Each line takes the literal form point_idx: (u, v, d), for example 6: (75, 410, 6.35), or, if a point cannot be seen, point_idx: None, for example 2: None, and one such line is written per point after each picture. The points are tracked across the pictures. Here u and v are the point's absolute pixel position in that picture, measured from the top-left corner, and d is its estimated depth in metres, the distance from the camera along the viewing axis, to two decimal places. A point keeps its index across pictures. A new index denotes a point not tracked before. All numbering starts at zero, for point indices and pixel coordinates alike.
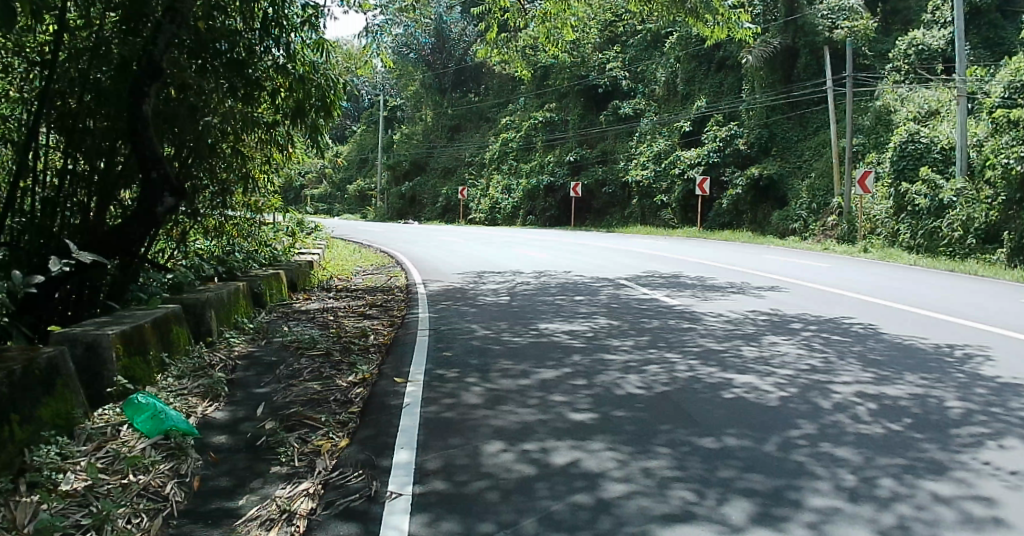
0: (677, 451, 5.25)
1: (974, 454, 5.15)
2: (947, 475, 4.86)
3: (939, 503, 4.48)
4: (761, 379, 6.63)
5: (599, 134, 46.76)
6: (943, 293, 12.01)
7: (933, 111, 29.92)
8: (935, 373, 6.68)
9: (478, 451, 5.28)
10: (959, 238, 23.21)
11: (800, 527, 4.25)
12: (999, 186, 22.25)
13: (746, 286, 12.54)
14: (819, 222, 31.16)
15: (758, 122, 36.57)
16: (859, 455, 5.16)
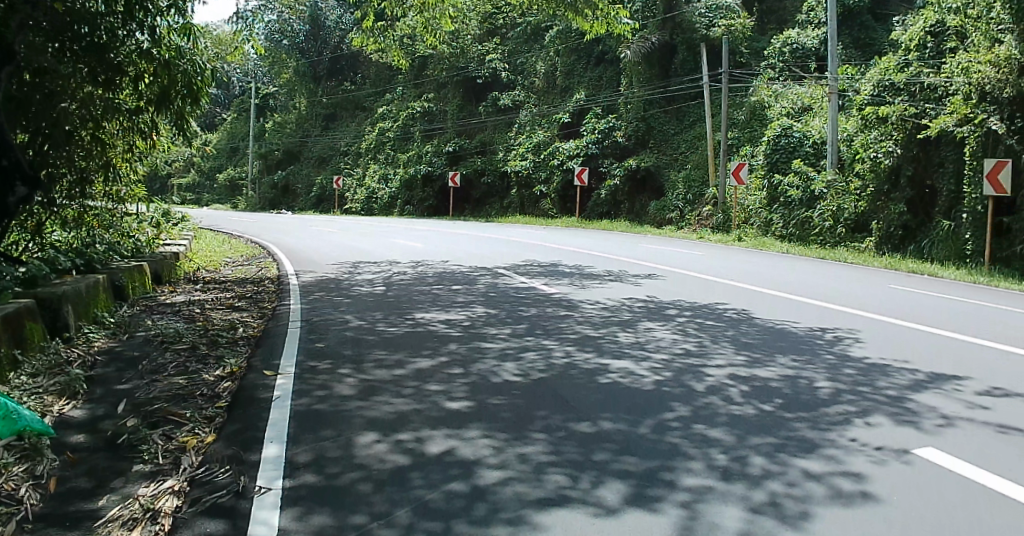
0: (553, 436, 5.31)
1: (842, 431, 5.36)
2: (817, 452, 5.06)
3: (809, 479, 4.69)
4: (635, 363, 6.76)
5: (479, 125, 46.56)
6: (801, 277, 12.79)
7: (805, 108, 31.31)
8: (806, 355, 6.97)
9: (351, 442, 5.23)
10: (830, 227, 24.50)
11: (674, 506, 4.39)
12: (868, 179, 23.46)
13: (623, 274, 12.85)
14: (695, 212, 32.22)
15: (635, 114, 37.40)
16: (731, 435, 5.31)
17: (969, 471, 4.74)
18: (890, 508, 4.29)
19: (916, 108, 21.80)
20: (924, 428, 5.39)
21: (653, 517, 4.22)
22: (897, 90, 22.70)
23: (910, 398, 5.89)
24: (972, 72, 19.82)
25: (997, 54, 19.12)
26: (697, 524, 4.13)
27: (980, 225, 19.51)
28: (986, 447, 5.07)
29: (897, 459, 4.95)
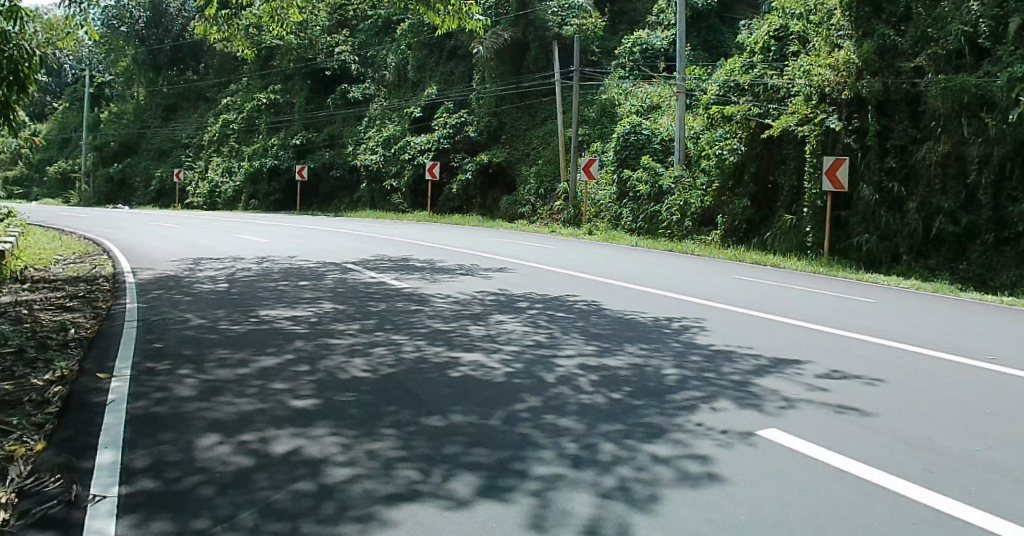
0: (402, 431, 5.32)
1: (690, 416, 5.51)
2: (664, 436, 5.21)
3: (657, 464, 4.87)
4: (486, 356, 6.87)
5: (327, 117, 46.85)
6: (646, 269, 13.45)
7: (654, 105, 33.20)
8: (655, 344, 7.26)
9: (192, 445, 5.07)
10: (678, 221, 26.05)
11: (525, 495, 4.49)
12: (714, 174, 25.03)
13: (474, 268, 13.06)
14: (546, 207, 33.10)
15: (486, 110, 37.91)
16: (581, 423, 5.41)
17: (809, 450, 5.02)
18: (738, 492, 4.50)
19: (760, 108, 23.31)
20: (770, 411, 5.62)
21: (505, 508, 4.31)
22: (742, 90, 24.51)
23: (754, 382, 6.19)
24: (812, 74, 21.61)
25: (837, 57, 21.04)
26: (549, 512, 4.26)
27: (819, 218, 21.13)
28: (824, 425, 5.39)
29: (744, 441, 5.14)
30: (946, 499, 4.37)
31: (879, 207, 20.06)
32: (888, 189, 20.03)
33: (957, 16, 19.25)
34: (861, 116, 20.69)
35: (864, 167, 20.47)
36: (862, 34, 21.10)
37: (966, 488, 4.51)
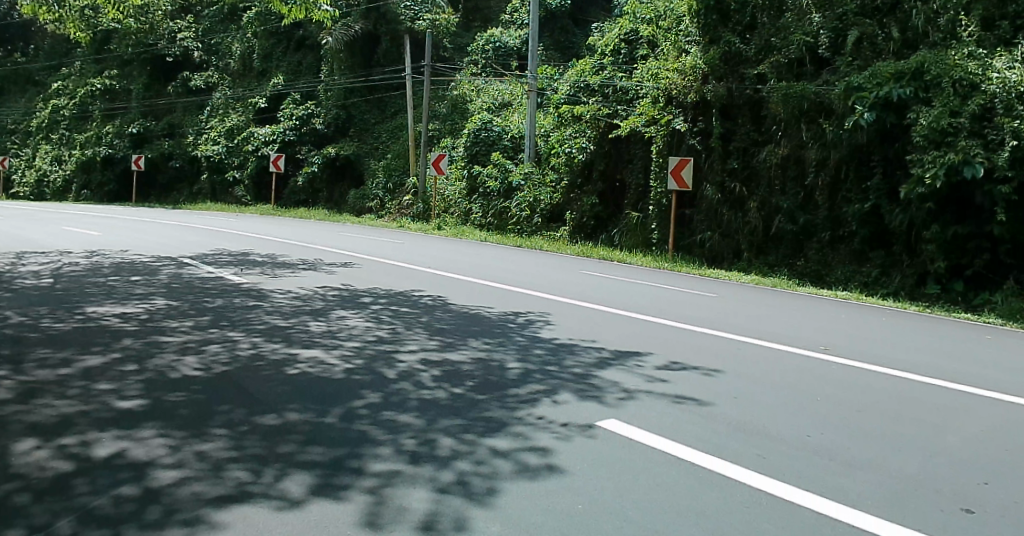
0: (235, 431, 5.14)
1: (530, 410, 5.53)
2: (505, 430, 5.18)
3: (496, 457, 4.83)
4: (326, 352, 6.79)
5: (167, 106, 46.18)
6: (500, 266, 13.68)
7: (505, 104, 34.47)
8: (499, 338, 7.38)
9: (5, 451, 4.73)
10: (527, 217, 26.64)
11: (361, 493, 4.40)
12: (563, 172, 26.27)
13: (317, 263, 13.15)
14: (395, 202, 33.22)
15: (335, 102, 38.51)
16: (421, 419, 5.34)
17: (648, 440, 5.11)
18: (578, 486, 4.54)
19: (609, 109, 24.73)
20: (611, 403, 5.70)
21: (338, 506, 4.21)
22: (592, 91, 25.62)
23: (595, 375, 6.32)
24: (661, 78, 22.38)
25: (685, 62, 21.76)
26: (385, 510, 4.18)
27: (663, 216, 21.98)
28: (664, 415, 5.52)
29: (584, 434, 5.16)
30: (784, 487, 4.65)
31: (721, 206, 20.86)
32: (730, 188, 20.83)
33: (799, 27, 20.04)
34: (705, 119, 21.54)
35: (707, 167, 21.39)
36: (709, 41, 21.88)
37: (797, 474, 4.81)
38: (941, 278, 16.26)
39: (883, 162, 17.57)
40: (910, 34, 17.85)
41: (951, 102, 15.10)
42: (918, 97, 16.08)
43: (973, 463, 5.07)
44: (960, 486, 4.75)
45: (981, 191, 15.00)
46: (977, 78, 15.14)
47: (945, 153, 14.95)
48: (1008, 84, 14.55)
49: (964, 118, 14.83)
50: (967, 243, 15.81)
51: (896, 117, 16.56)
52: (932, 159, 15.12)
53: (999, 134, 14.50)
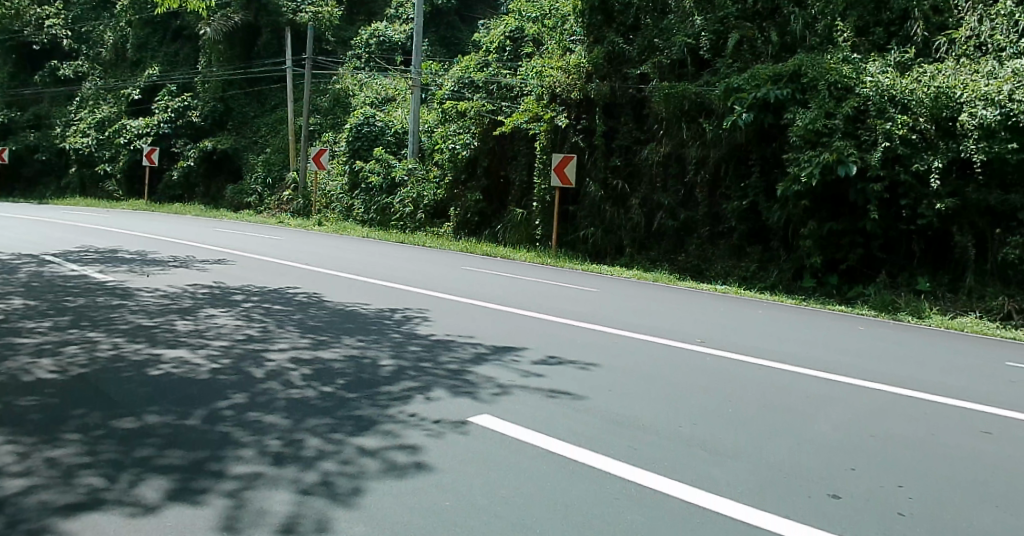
0: (89, 436, 4.87)
1: (402, 407, 5.43)
2: (375, 429, 5.06)
3: (363, 456, 4.71)
4: (192, 352, 6.57)
5: (34, 96, 44.06)
6: (386, 264, 13.59)
7: (388, 99, 34.54)
8: (374, 335, 7.31)
9: None
10: (410, 213, 26.84)
11: (219, 497, 4.20)
12: (446, 168, 26.15)
13: (190, 260, 12.85)
14: (274, 197, 33.06)
15: (212, 94, 37.57)
16: (289, 419, 5.18)
17: (518, 434, 5.08)
18: (450, 484, 4.45)
19: (493, 105, 24.83)
20: (484, 399, 5.65)
21: (195, 511, 3.99)
22: (476, 87, 25.68)
23: (470, 371, 6.27)
24: (545, 77, 22.35)
25: (568, 61, 21.99)
26: (244, 513, 3.99)
27: (546, 212, 22.31)
28: (536, 409, 5.50)
29: (456, 430, 5.08)
30: (659, 478, 4.71)
31: (603, 203, 21.21)
32: (612, 185, 21.29)
33: (681, 30, 20.70)
34: (588, 117, 21.94)
35: (591, 163, 21.68)
36: (593, 41, 22.35)
37: (668, 465, 4.87)
38: (817, 272, 16.86)
39: (760, 160, 18.30)
40: (788, 38, 18.80)
41: (826, 104, 15.82)
42: (795, 99, 16.77)
43: (838, 448, 5.32)
44: (826, 471, 5.01)
45: (855, 189, 15.68)
46: (851, 81, 15.86)
47: (819, 153, 15.64)
48: (880, 88, 15.35)
49: (839, 120, 15.53)
50: (841, 239, 16.47)
51: (773, 117, 17.23)
52: (808, 158, 15.83)
53: (871, 135, 15.33)
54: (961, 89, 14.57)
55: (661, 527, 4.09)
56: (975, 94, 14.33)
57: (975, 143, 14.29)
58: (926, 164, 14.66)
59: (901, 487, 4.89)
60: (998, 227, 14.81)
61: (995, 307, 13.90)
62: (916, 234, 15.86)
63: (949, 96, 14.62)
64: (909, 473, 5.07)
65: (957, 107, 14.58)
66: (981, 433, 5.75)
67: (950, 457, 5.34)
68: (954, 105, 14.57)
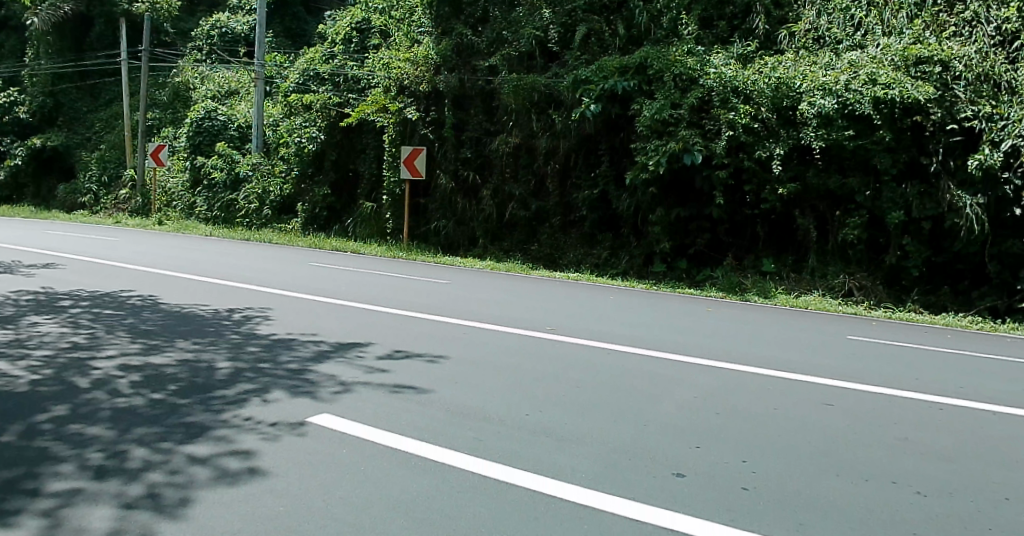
0: None
1: (237, 411, 5.26)
2: (206, 435, 4.88)
3: (193, 464, 4.50)
4: (9, 364, 6.19)
5: None
6: (231, 264, 13.49)
7: (230, 92, 33.71)
8: (209, 337, 7.18)
9: None
10: (256, 209, 26.15)
11: (33, 517, 3.88)
12: (292, 162, 25.79)
13: (15, 265, 12.27)
14: (111, 196, 31.74)
15: (41, 89, 35.95)
16: (113, 430, 4.94)
17: (358, 432, 5.00)
18: (281, 486, 4.31)
19: (339, 98, 24.49)
20: (325, 398, 5.55)
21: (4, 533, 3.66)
22: (321, 79, 25.48)
23: (310, 369, 6.17)
24: (392, 69, 22.35)
25: (416, 54, 22.10)
26: (59, 533, 3.69)
27: (398, 205, 22.26)
28: (377, 405, 5.44)
29: (292, 432, 4.95)
30: (504, 468, 4.70)
31: (455, 195, 21.74)
32: (464, 176, 21.73)
33: (529, 22, 21.27)
34: (438, 108, 22.14)
35: (442, 156, 21.98)
36: (441, 32, 22.99)
37: (511, 452, 4.88)
38: (666, 257, 18.02)
39: (609, 150, 19.27)
40: (634, 31, 19.86)
41: (671, 95, 16.75)
42: (641, 90, 17.55)
43: (681, 424, 5.50)
44: (670, 448, 5.15)
45: (700, 176, 16.90)
46: (695, 73, 16.85)
47: (666, 142, 16.59)
48: (722, 81, 16.36)
49: (683, 110, 16.51)
50: (690, 225, 17.78)
51: (620, 108, 18.11)
52: (655, 147, 16.72)
53: (714, 125, 16.40)
54: (800, 80, 15.85)
55: (506, 518, 4.10)
56: (812, 84, 15.59)
57: (814, 131, 15.42)
58: (768, 151, 15.92)
59: (744, 461, 5.09)
60: (837, 210, 16.16)
61: (837, 286, 15.52)
62: (761, 219, 17.31)
63: (789, 86, 15.86)
64: (751, 446, 5.31)
65: (795, 97, 15.87)
66: (823, 405, 6.10)
67: (790, 427, 5.64)
68: (793, 95, 15.84)
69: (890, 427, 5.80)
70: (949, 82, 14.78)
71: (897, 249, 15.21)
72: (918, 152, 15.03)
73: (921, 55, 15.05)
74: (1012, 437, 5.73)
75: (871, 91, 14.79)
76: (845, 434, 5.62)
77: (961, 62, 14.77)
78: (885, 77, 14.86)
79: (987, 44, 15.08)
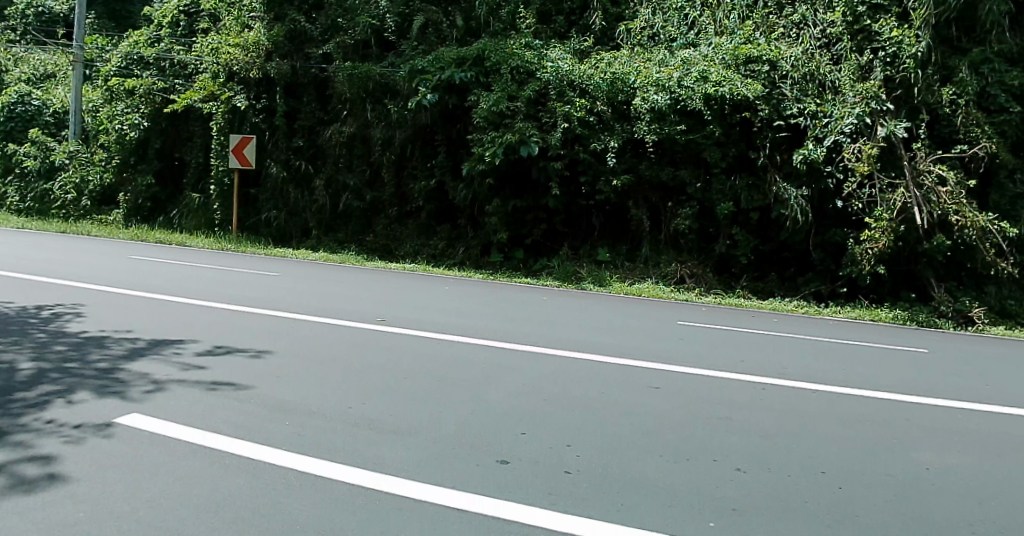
0: None
1: (37, 414, 5.08)
2: (2, 441, 4.68)
3: None
4: None
5: None
6: (40, 259, 12.88)
7: (47, 75, 31.03)
8: (14, 337, 6.91)
9: None
10: (74, 200, 25.36)
11: None
12: (112, 150, 24.80)
13: None
14: None
15: None
16: None
17: (178, 434, 4.91)
18: (82, 492, 4.15)
19: (164, 84, 24.07)
20: (135, 398, 5.44)
21: None
22: (145, 63, 24.48)
23: (121, 368, 6.05)
24: (221, 54, 22.10)
25: (245, 38, 21.79)
26: None
27: (224, 197, 22.30)
28: (191, 404, 5.38)
29: (97, 434, 4.83)
30: (321, 464, 4.69)
31: (287, 185, 21.68)
32: (295, 166, 21.66)
33: (365, 10, 21.49)
34: (268, 96, 22.05)
35: (272, 144, 21.93)
36: (273, 18, 22.26)
37: (334, 448, 4.89)
38: (503, 247, 18.45)
39: (446, 140, 19.53)
40: (473, 24, 20.62)
41: (508, 87, 17.39)
42: (478, 81, 18.29)
43: (509, 412, 5.66)
44: (498, 436, 5.28)
45: (537, 166, 17.44)
46: (532, 66, 17.69)
47: (502, 134, 17.17)
48: (559, 74, 17.25)
49: (520, 102, 17.21)
50: (526, 216, 18.22)
51: (456, 99, 18.55)
52: (491, 139, 17.32)
53: (550, 118, 17.10)
54: (634, 76, 16.71)
55: (324, 513, 4.08)
56: (646, 81, 16.40)
57: (648, 125, 16.29)
58: (604, 144, 16.77)
59: (571, 446, 5.26)
60: (669, 201, 17.16)
61: (670, 273, 16.30)
62: (596, 210, 18.06)
63: (624, 81, 16.76)
64: (577, 429, 5.51)
65: (629, 92, 16.78)
66: (651, 388, 6.43)
67: (615, 409, 5.91)
68: (627, 89, 16.75)
69: (712, 406, 6.15)
70: (776, 81, 15.78)
71: (727, 238, 16.19)
72: (746, 147, 16.01)
73: (751, 55, 15.94)
74: (827, 415, 6.19)
75: (703, 88, 15.60)
76: (670, 413, 5.93)
77: (788, 62, 15.79)
78: (716, 75, 15.70)
79: (812, 46, 16.06)
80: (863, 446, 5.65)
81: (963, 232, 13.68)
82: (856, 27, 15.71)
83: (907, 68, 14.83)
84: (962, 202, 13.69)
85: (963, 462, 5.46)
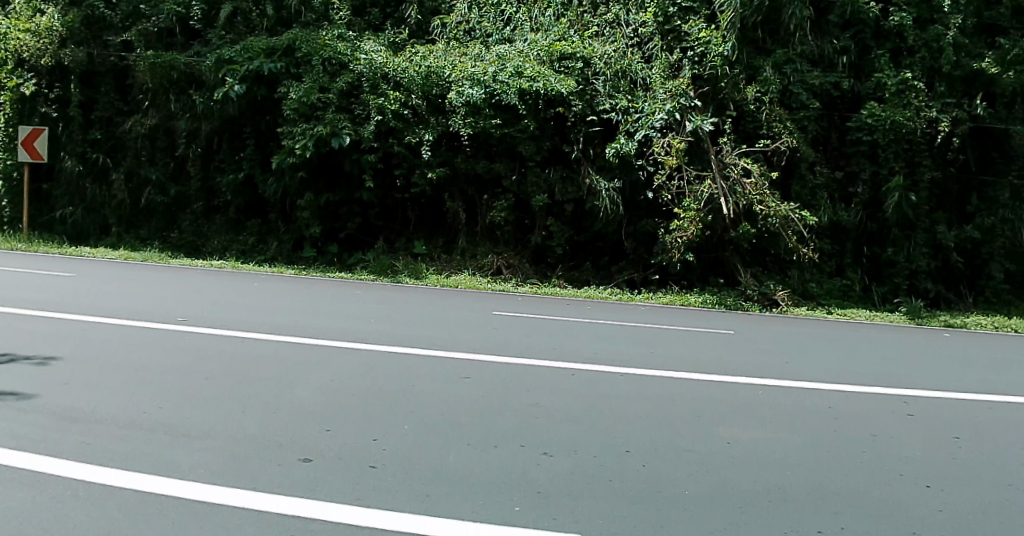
0: None
1: None
2: None
3: None
4: None
5: None
6: None
7: None
8: None
9: None
10: None
11: None
12: None
13: None
14: None
15: None
16: None
17: None
18: None
19: None
20: None
21: None
22: None
23: None
24: (9, 39, 20.11)
25: (36, 23, 19.97)
26: None
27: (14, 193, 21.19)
28: None
29: None
30: (115, 473, 4.63)
31: (83, 180, 21.22)
32: (92, 159, 21.18)
33: None
34: (63, 85, 21.11)
35: (67, 137, 21.22)
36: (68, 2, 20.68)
37: (128, 457, 4.85)
38: (316, 242, 18.61)
39: (254, 133, 19.65)
40: (283, 13, 20.12)
41: (319, 79, 17.25)
42: (287, 73, 18.02)
43: (315, 411, 5.79)
44: (302, 434, 5.39)
45: (349, 159, 17.68)
46: (344, 58, 17.65)
47: (312, 126, 17.03)
48: (372, 67, 17.32)
49: (331, 94, 17.18)
50: (340, 209, 18.52)
51: (265, 90, 18.37)
52: (301, 131, 17.09)
53: (363, 110, 17.32)
54: (449, 70, 16.94)
55: (112, 519, 4.05)
56: (460, 75, 16.69)
57: (463, 119, 16.76)
58: (417, 137, 17.13)
59: (378, 440, 5.41)
60: (484, 193, 17.84)
61: (486, 265, 16.97)
62: (411, 203, 18.70)
63: (439, 75, 16.97)
64: (384, 423, 5.68)
65: (443, 87, 17.02)
66: (463, 379, 6.78)
67: (422, 401, 6.15)
68: (441, 84, 16.99)
69: (521, 394, 6.47)
70: (589, 77, 16.52)
71: (543, 229, 17.11)
72: (560, 141, 16.85)
73: (564, 52, 16.70)
74: (630, 396, 6.63)
75: (517, 83, 16.16)
76: (476, 401, 6.25)
77: (600, 60, 16.55)
78: (529, 71, 16.27)
79: (624, 45, 16.90)
80: (662, 424, 6.06)
81: (766, 221, 14.94)
82: (666, 28, 16.83)
83: (714, 66, 15.89)
84: (764, 193, 14.96)
85: (757, 434, 5.95)
